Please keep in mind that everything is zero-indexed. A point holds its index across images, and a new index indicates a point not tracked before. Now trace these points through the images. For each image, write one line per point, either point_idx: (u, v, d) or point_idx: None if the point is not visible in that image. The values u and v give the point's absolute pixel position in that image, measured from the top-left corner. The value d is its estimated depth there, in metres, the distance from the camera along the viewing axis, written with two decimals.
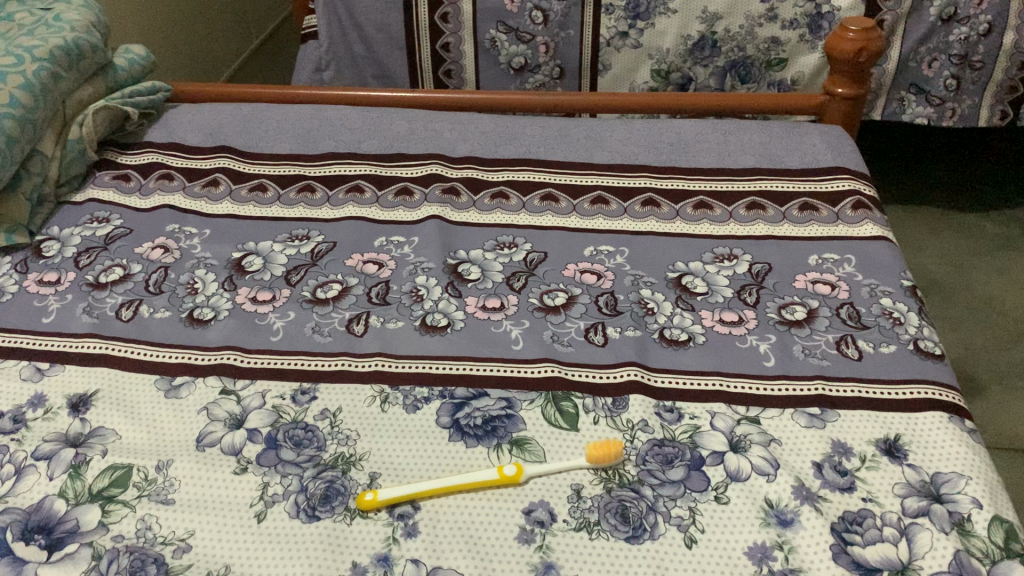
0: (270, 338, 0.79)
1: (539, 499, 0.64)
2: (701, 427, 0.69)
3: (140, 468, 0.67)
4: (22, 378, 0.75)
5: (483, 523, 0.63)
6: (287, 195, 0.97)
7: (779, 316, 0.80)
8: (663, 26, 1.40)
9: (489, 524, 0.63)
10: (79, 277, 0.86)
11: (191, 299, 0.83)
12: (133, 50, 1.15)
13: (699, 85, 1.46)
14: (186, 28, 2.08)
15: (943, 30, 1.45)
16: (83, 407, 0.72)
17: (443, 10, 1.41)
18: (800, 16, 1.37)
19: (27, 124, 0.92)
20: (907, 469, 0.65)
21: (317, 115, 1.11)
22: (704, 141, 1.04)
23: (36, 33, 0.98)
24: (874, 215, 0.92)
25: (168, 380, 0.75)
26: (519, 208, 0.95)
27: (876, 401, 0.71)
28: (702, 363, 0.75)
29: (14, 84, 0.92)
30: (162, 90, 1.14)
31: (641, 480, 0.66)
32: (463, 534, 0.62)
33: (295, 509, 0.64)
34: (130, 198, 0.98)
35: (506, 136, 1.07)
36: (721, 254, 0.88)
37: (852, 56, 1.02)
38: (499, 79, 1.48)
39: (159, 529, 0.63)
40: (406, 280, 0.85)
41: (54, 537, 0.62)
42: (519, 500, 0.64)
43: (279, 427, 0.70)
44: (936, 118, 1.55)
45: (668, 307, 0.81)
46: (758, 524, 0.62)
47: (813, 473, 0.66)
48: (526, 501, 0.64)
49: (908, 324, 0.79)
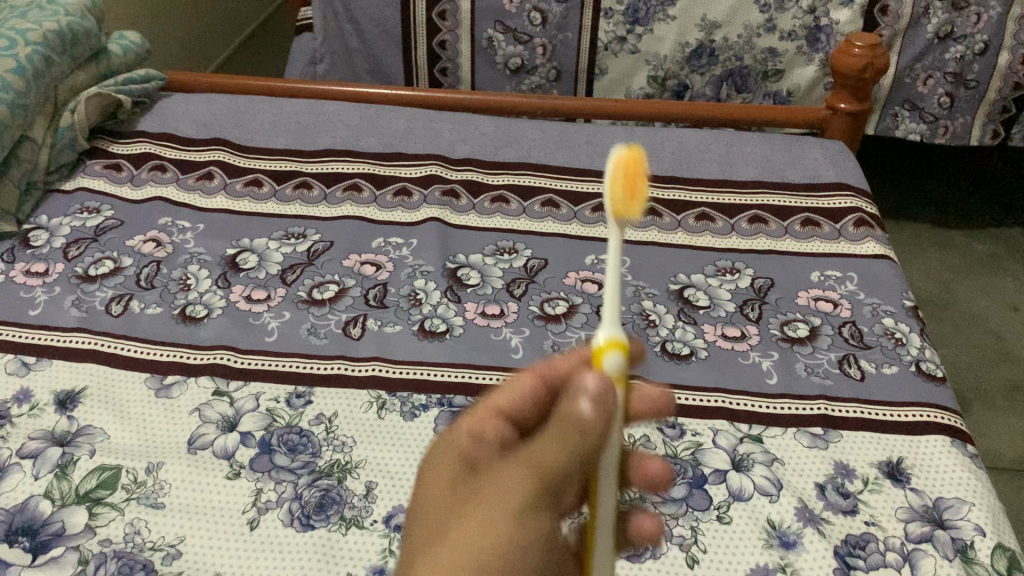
0: (264, 339, 0.77)
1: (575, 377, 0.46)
2: (703, 444, 0.69)
3: (130, 469, 0.65)
4: (7, 372, 0.73)
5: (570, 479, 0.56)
6: (284, 191, 0.96)
7: (782, 333, 0.79)
8: (662, 32, 1.38)
9: (474, 414, 0.47)
10: (68, 268, 0.84)
11: (183, 295, 0.81)
12: (127, 36, 1.14)
13: (695, 93, 1.45)
14: (174, 18, 2.05)
15: (940, 47, 1.41)
16: (70, 404, 0.70)
17: (441, 7, 1.38)
18: (799, 28, 1.36)
19: (19, 110, 0.92)
20: (910, 493, 0.65)
21: (314, 112, 1.09)
22: (707, 151, 1.04)
23: (29, 15, 0.98)
24: (876, 233, 0.91)
25: (158, 379, 0.73)
26: (520, 212, 0.94)
27: (879, 422, 0.71)
28: (705, 378, 0.75)
29: (7, 67, 0.91)
30: (155, 78, 1.12)
31: (643, 497, 0.65)
32: (441, 448, 0.46)
33: (289, 517, 0.62)
34: (122, 188, 0.96)
35: (505, 139, 1.06)
36: (723, 266, 0.87)
37: (857, 72, 1.01)
38: (495, 79, 1.45)
39: (148, 534, 0.61)
40: (404, 283, 0.83)
41: (40, 539, 0.60)
42: (523, 376, 0.47)
43: (273, 431, 0.68)
44: (928, 136, 1.52)
45: (670, 320, 0.81)
46: (760, 545, 0.61)
47: (816, 494, 0.65)
48: (524, 377, 0.47)
49: (910, 345, 0.78)
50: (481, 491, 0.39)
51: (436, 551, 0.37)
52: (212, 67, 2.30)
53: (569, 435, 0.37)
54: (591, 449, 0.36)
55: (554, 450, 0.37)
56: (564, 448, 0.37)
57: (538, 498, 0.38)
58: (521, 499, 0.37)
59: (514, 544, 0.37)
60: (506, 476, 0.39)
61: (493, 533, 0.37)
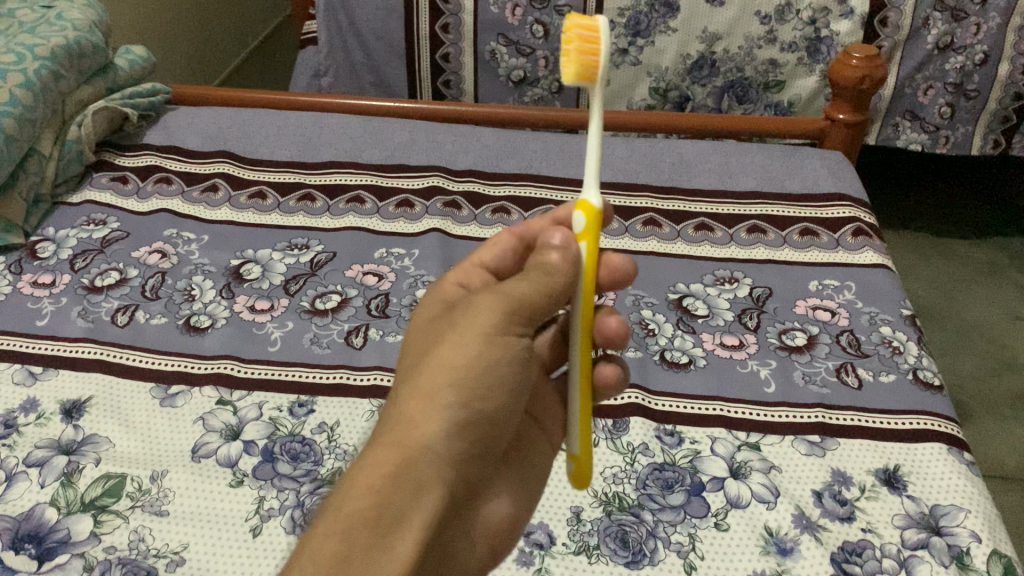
0: (267, 348, 0.78)
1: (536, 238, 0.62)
2: (701, 452, 0.69)
3: (134, 477, 0.66)
4: (14, 382, 0.74)
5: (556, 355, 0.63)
6: (287, 203, 0.97)
7: (780, 342, 0.80)
8: (663, 44, 1.39)
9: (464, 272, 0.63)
10: (75, 279, 0.85)
11: (188, 306, 0.82)
12: (134, 50, 1.16)
13: (696, 104, 1.46)
14: (181, 31, 2.07)
15: (940, 58, 1.41)
16: (76, 413, 0.71)
17: (445, 20, 1.39)
18: (799, 39, 1.37)
19: (27, 123, 0.93)
20: (906, 501, 0.65)
21: (318, 124, 1.11)
22: (707, 162, 1.05)
23: (37, 31, 0.99)
24: (875, 242, 0.92)
25: (163, 388, 0.74)
26: (520, 223, 0.95)
27: (877, 430, 0.71)
28: (703, 387, 0.75)
29: (15, 82, 0.93)
30: (161, 91, 1.14)
31: (641, 504, 0.66)
32: (433, 299, 0.61)
33: (291, 524, 0.63)
34: (128, 201, 0.97)
35: (506, 151, 1.07)
36: (722, 276, 0.88)
37: (855, 83, 1.03)
38: (498, 91, 1.47)
39: (152, 541, 0.61)
40: (406, 293, 0.84)
41: (45, 546, 0.61)
42: (501, 234, 0.63)
43: (276, 440, 0.69)
44: (929, 146, 1.51)
45: (669, 329, 0.81)
46: (757, 552, 0.62)
47: (813, 501, 0.65)
48: (502, 236, 0.63)
49: (907, 353, 0.79)
50: (464, 321, 0.53)
51: (431, 362, 0.52)
52: (218, 79, 2.33)
53: (541, 275, 0.51)
54: (559, 287, 0.51)
55: (525, 286, 0.52)
56: (534, 285, 0.52)
57: (507, 324, 0.53)
58: (493, 323, 0.52)
59: (489, 358, 0.52)
60: (480, 318, 0.52)
61: (471, 351, 0.52)
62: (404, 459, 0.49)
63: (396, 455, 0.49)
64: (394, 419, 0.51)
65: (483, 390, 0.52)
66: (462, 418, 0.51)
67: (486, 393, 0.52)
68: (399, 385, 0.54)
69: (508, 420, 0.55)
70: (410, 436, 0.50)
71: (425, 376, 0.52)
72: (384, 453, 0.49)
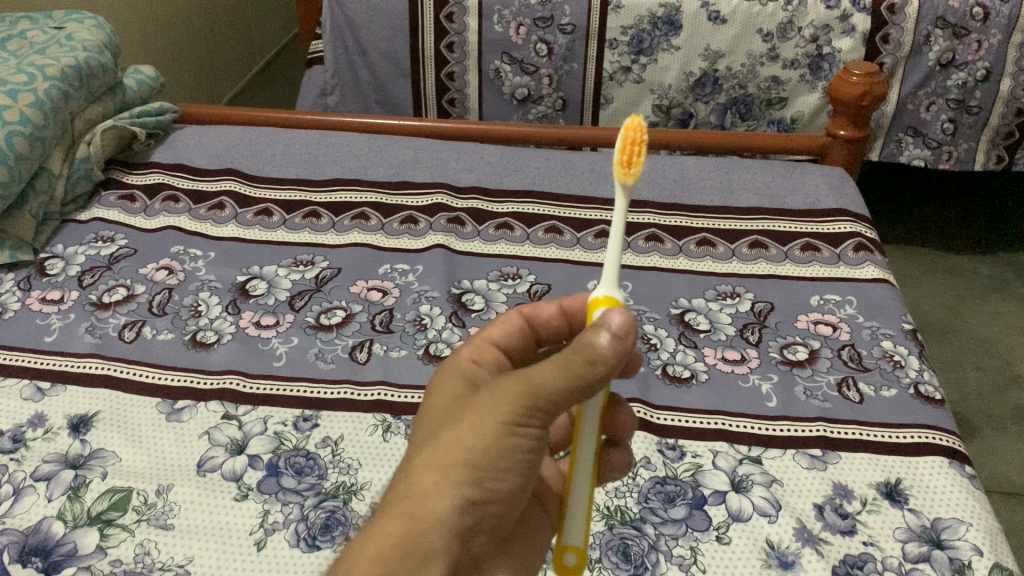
0: (272, 363, 0.78)
1: (531, 322, 0.59)
2: (703, 466, 0.70)
3: (141, 491, 0.67)
4: (23, 397, 0.75)
5: (565, 438, 0.65)
6: (293, 220, 0.98)
7: (782, 356, 0.80)
8: (666, 62, 1.40)
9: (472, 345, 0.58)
10: (83, 296, 0.86)
11: (194, 321, 0.83)
12: (142, 70, 1.17)
13: (699, 121, 1.47)
14: (189, 51, 2.10)
15: (942, 74, 1.41)
16: (83, 428, 0.72)
17: (449, 39, 1.41)
18: (801, 56, 1.38)
19: (38, 142, 0.94)
20: (908, 514, 0.65)
21: (324, 142, 1.12)
22: (708, 178, 1.06)
23: (48, 51, 1.01)
24: (875, 257, 0.92)
25: (169, 403, 0.74)
26: (524, 239, 0.95)
27: (879, 444, 0.71)
28: (705, 401, 0.76)
29: (26, 102, 0.94)
30: (169, 110, 1.15)
31: (643, 518, 0.66)
32: (446, 371, 0.55)
33: (295, 537, 0.63)
34: (136, 218, 0.98)
35: (510, 168, 1.08)
36: (724, 291, 0.89)
37: (855, 99, 1.03)
38: (502, 109, 1.48)
39: (157, 555, 0.62)
40: (410, 308, 0.85)
41: (52, 560, 0.62)
42: (511, 315, 0.59)
43: (281, 454, 0.70)
44: (932, 161, 1.51)
45: (671, 344, 0.82)
46: (759, 565, 0.62)
47: (815, 514, 0.66)
48: (509, 316, 0.59)
49: (908, 367, 0.79)
50: (484, 401, 0.48)
51: (448, 439, 0.48)
52: (225, 97, 2.35)
53: (576, 361, 0.46)
54: (592, 379, 0.46)
55: (554, 374, 0.46)
56: (564, 373, 0.46)
57: (530, 412, 0.47)
58: (513, 411, 0.47)
59: (508, 444, 0.47)
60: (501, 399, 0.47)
61: (488, 434, 0.47)
62: (412, 533, 0.45)
63: (402, 529, 0.46)
64: (403, 493, 0.48)
65: (500, 473, 0.48)
66: (473, 497, 0.47)
67: (503, 476, 0.48)
68: (414, 456, 0.50)
69: (518, 503, 0.51)
70: (421, 516, 0.46)
71: (437, 451, 0.48)
72: (390, 526, 0.46)
